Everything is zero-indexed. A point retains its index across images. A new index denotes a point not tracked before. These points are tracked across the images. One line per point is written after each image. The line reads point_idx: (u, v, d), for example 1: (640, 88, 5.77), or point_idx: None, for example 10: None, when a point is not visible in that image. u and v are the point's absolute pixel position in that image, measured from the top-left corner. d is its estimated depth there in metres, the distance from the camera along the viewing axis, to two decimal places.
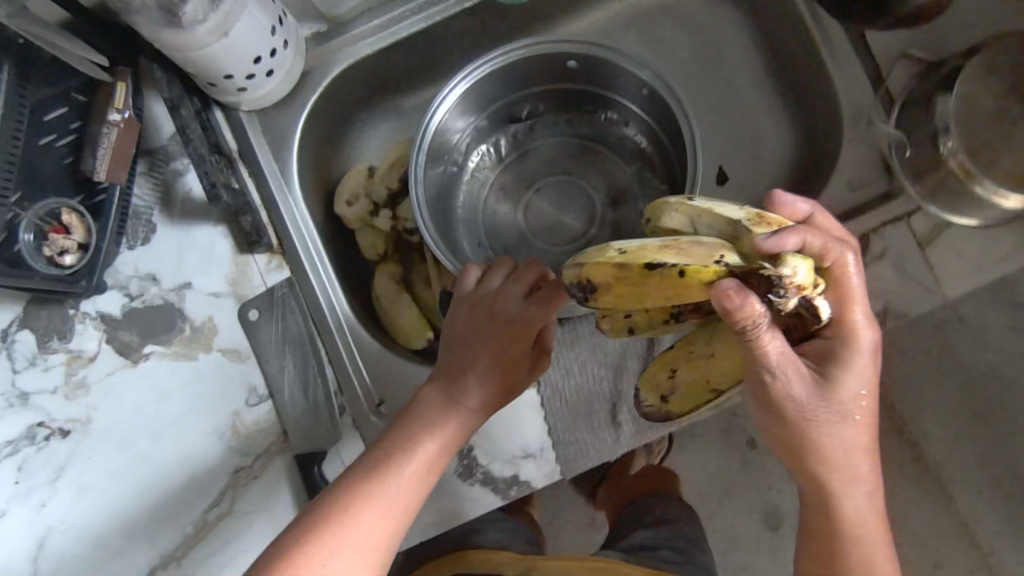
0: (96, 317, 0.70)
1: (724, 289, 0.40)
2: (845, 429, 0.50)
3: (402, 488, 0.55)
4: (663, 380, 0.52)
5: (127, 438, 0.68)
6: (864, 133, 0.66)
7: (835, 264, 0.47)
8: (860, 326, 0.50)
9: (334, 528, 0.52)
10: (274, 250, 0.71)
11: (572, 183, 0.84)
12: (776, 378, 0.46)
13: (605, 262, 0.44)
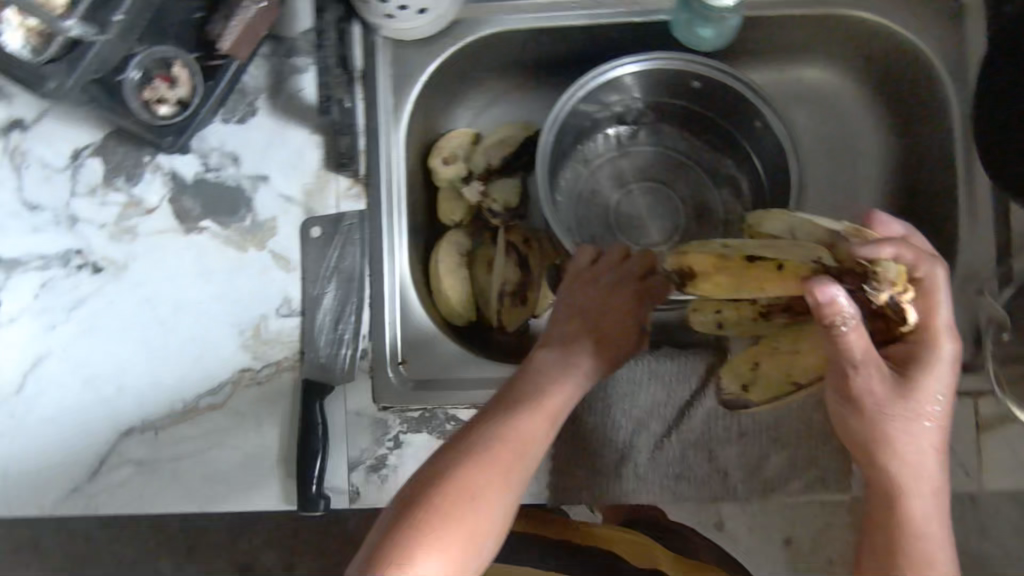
0: (166, 172, 0.70)
1: (822, 288, 0.46)
2: (917, 432, 0.52)
3: (527, 444, 0.54)
4: (744, 372, 0.58)
5: (152, 297, 0.70)
6: (967, 298, 0.66)
7: (925, 277, 0.52)
8: (944, 333, 0.53)
9: (475, 481, 0.50)
10: (356, 179, 0.68)
11: (674, 195, 0.82)
12: (859, 371, 0.50)
13: (706, 252, 0.53)
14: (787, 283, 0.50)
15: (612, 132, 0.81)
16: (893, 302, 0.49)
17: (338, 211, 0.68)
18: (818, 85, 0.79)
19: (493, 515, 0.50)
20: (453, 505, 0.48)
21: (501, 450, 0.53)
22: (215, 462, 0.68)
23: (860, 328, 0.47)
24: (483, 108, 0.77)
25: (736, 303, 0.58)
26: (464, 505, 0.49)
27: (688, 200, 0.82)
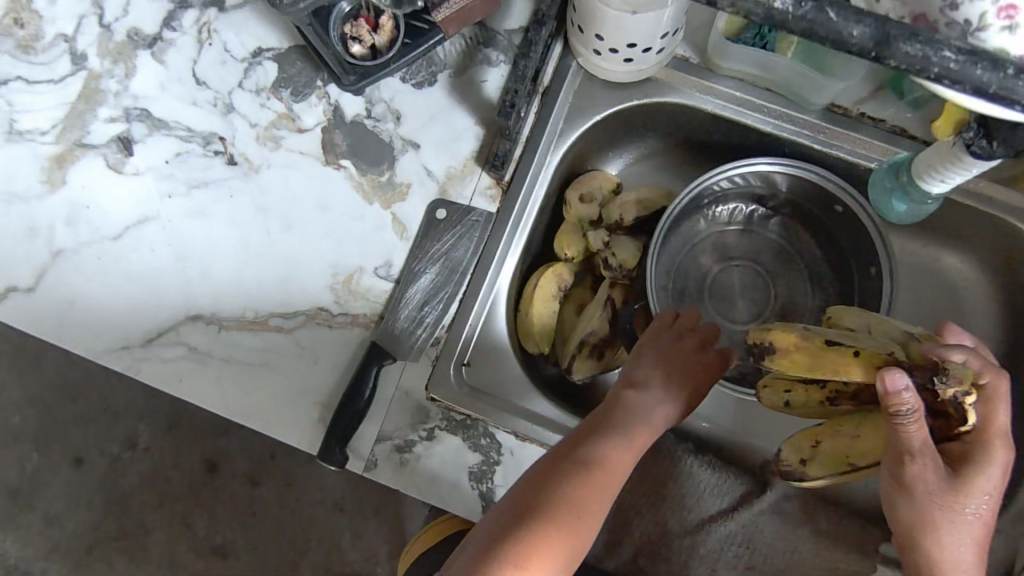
0: (331, 103, 0.72)
1: (891, 375, 0.48)
2: (959, 528, 0.53)
3: (611, 482, 0.57)
4: (805, 447, 0.60)
5: (269, 207, 0.72)
6: (1011, 534, 0.65)
7: (990, 384, 0.54)
8: (1000, 438, 0.54)
9: (568, 516, 0.54)
10: (497, 182, 0.70)
11: (774, 290, 0.80)
12: (915, 459, 0.51)
13: (790, 330, 0.55)
14: (861, 369, 0.52)
15: (744, 206, 0.80)
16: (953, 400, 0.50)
17: (469, 203, 0.70)
18: (950, 275, 0.77)
19: (581, 547, 0.54)
20: (552, 539, 0.52)
21: (590, 488, 0.55)
22: (260, 379, 0.70)
23: (921, 422, 0.49)
24: (634, 161, 0.80)
25: (805, 384, 0.60)
26: (559, 539, 0.52)
27: (781, 300, 0.80)
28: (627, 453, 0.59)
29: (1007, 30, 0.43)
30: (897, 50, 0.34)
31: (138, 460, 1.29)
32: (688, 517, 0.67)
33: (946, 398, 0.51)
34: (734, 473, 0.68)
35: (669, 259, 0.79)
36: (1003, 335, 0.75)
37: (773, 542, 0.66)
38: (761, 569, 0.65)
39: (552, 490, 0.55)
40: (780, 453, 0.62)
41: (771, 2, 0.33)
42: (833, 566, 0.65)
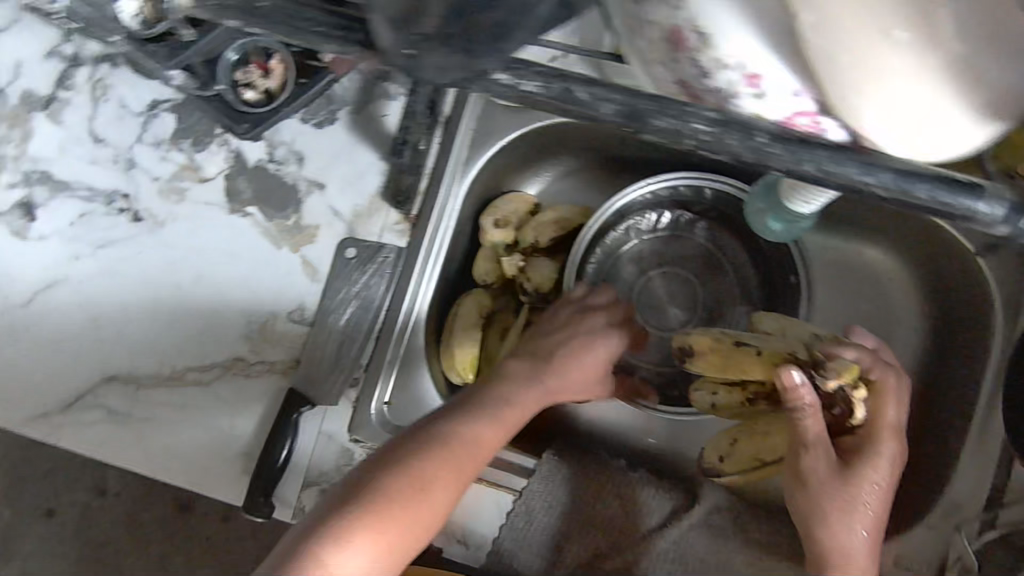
0: (232, 150, 0.71)
1: (787, 372, 0.55)
2: (852, 519, 0.55)
3: (477, 451, 0.57)
4: (726, 445, 0.67)
5: (179, 261, 0.71)
6: (945, 530, 0.65)
7: (879, 381, 0.59)
8: (889, 430, 0.58)
9: (422, 480, 0.53)
10: (405, 218, 0.69)
11: (702, 294, 0.79)
12: (809, 450, 0.56)
13: (706, 335, 0.62)
14: (763, 368, 0.59)
15: (665, 214, 0.78)
16: (843, 392, 0.57)
17: (379, 240, 0.69)
18: (874, 266, 0.77)
19: (435, 515, 0.54)
20: (400, 504, 0.52)
21: (451, 454, 0.55)
22: (184, 436, 0.70)
23: (817, 414, 0.55)
24: (553, 180, 0.78)
25: (729, 386, 0.67)
26: (409, 504, 0.52)
27: (711, 304, 0.78)
28: (496, 424, 0.59)
29: (756, 97, 0.40)
30: (655, 126, 0.35)
31: (94, 511, 1.26)
32: (635, 530, 0.68)
33: (835, 391, 0.58)
34: (664, 490, 0.69)
35: (593, 273, 0.78)
36: (930, 324, 0.74)
37: (706, 557, 0.65)
38: None
39: (409, 453, 0.54)
40: (706, 453, 0.70)
41: (516, 84, 0.35)
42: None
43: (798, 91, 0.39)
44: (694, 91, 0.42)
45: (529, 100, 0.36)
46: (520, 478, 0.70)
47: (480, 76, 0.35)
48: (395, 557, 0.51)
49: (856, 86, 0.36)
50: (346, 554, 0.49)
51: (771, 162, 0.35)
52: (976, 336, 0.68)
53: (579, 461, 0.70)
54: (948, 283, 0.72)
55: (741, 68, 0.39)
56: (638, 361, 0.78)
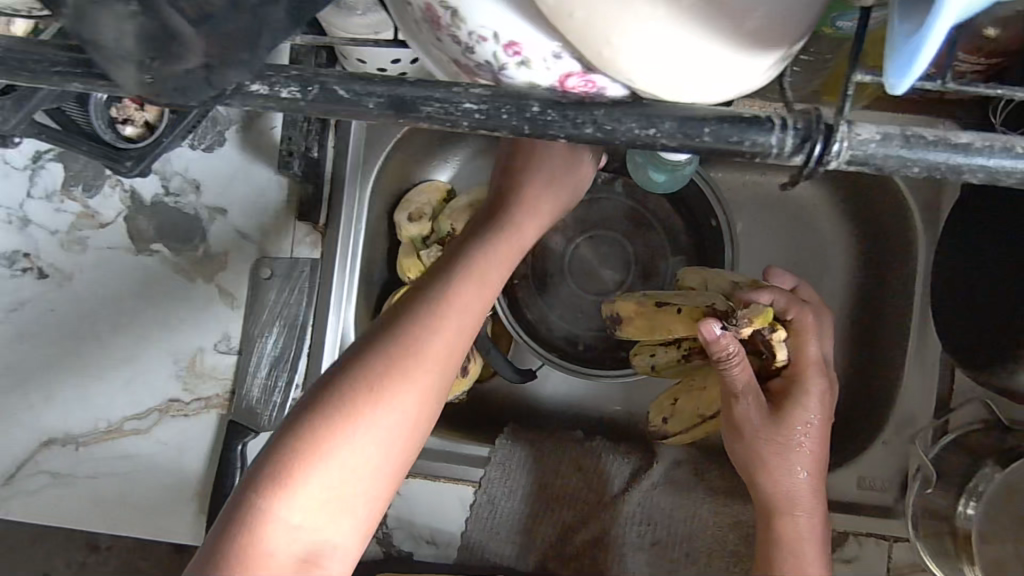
0: (127, 189, 0.69)
1: (706, 325, 0.52)
2: (791, 462, 0.56)
3: (439, 338, 0.50)
4: (666, 406, 0.65)
5: (96, 311, 0.69)
6: (900, 442, 0.66)
7: (796, 319, 0.58)
8: (812, 366, 0.57)
9: (371, 389, 0.48)
10: (315, 228, 0.68)
11: (631, 251, 0.78)
12: (739, 398, 0.55)
13: (628, 299, 0.61)
14: (685, 326, 0.58)
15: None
16: (762, 336, 0.56)
17: (292, 255, 0.68)
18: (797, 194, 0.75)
19: (398, 421, 0.49)
20: (348, 422, 0.47)
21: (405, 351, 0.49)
22: (132, 487, 0.68)
23: (743, 361, 0.53)
24: (463, 162, 0.77)
25: (663, 346, 0.63)
26: (360, 418, 0.48)
27: (642, 260, 0.78)
28: (471, 289, 0.52)
29: (523, 64, 0.35)
30: (421, 113, 0.29)
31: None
32: (606, 493, 0.67)
33: (755, 336, 0.57)
34: (623, 454, 0.69)
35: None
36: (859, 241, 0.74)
37: (672, 512, 0.66)
38: (666, 541, 0.65)
39: (356, 363, 0.49)
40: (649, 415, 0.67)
41: (277, 92, 0.29)
42: (734, 521, 0.65)
43: (557, 50, 0.34)
44: (467, 69, 0.37)
45: (287, 109, 0.30)
46: (474, 468, 0.68)
47: (229, 90, 0.29)
48: (357, 481, 0.48)
49: (601, 25, 0.30)
50: (292, 492, 0.46)
51: (550, 132, 0.28)
52: (902, 250, 0.68)
53: (535, 440, 0.69)
54: (869, 200, 0.71)
55: (495, 35, 0.34)
56: (580, 329, 0.77)
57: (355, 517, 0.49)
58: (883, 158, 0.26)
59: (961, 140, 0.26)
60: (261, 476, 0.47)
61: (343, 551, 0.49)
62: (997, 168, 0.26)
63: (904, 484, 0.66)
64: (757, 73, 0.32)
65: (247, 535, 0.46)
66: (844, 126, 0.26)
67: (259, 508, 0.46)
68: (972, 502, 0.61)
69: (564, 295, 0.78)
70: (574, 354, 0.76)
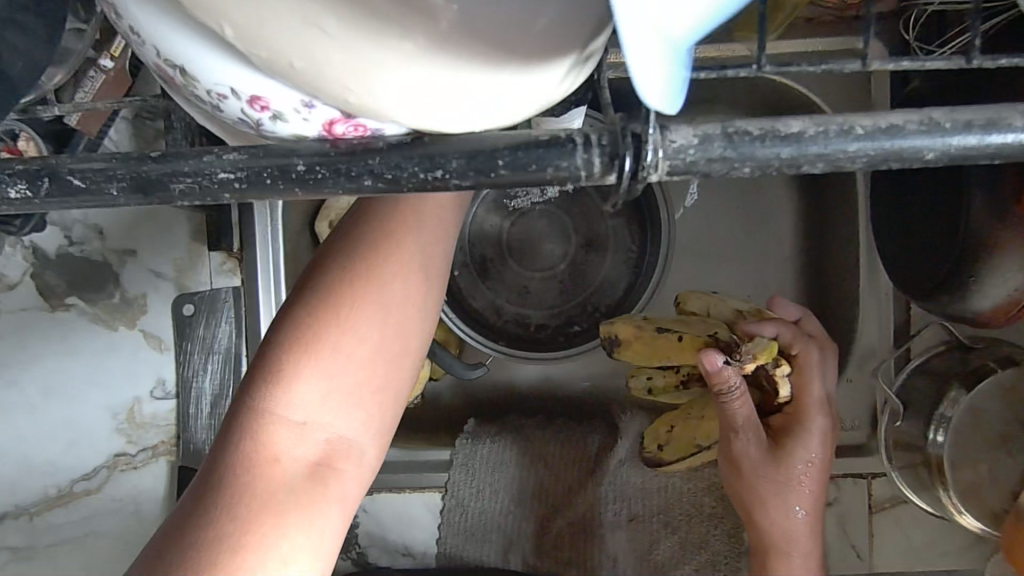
0: (27, 246, 0.64)
1: (709, 356, 0.50)
2: (789, 502, 0.55)
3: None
4: (661, 434, 0.62)
5: (17, 379, 0.64)
6: (864, 377, 0.64)
7: (803, 353, 0.55)
8: (818, 404, 0.55)
9: (382, 253, 0.38)
10: (231, 255, 0.65)
11: (569, 220, 0.75)
12: (738, 435, 0.53)
13: (629, 321, 0.59)
14: (684, 352, 0.56)
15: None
16: (764, 370, 0.55)
17: (211, 287, 0.65)
18: None
19: (421, 285, 0.39)
20: (363, 292, 0.37)
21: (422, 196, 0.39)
22: (94, 550, 0.66)
23: (744, 396, 0.52)
24: None
25: (661, 369, 0.61)
26: (374, 290, 0.38)
27: (581, 228, 0.75)
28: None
29: (280, 118, 0.24)
30: (173, 193, 0.23)
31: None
32: (580, 464, 0.66)
33: (759, 370, 0.55)
34: (589, 430, 0.68)
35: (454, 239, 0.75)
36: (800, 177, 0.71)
37: (644, 485, 0.64)
38: (644, 515, 0.64)
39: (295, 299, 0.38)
40: (642, 441, 0.63)
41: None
42: (709, 483, 0.64)
43: (305, 99, 0.23)
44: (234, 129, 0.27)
45: (21, 207, 0.24)
46: (438, 473, 0.66)
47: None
48: (378, 362, 0.38)
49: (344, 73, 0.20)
50: (298, 387, 0.37)
51: (325, 189, 0.23)
52: (842, 178, 0.65)
53: (500, 436, 0.67)
54: None
55: (234, 91, 0.24)
56: (530, 309, 0.75)
57: (375, 414, 0.39)
58: (708, 164, 0.22)
59: (792, 129, 0.22)
60: (255, 376, 0.37)
61: (362, 456, 0.39)
62: (837, 154, 0.22)
63: (874, 418, 0.64)
64: (552, 87, 0.23)
65: (248, 444, 0.36)
66: (654, 129, 0.21)
67: (259, 412, 0.36)
68: (941, 431, 0.59)
69: (507, 276, 0.75)
70: (527, 337, 0.74)
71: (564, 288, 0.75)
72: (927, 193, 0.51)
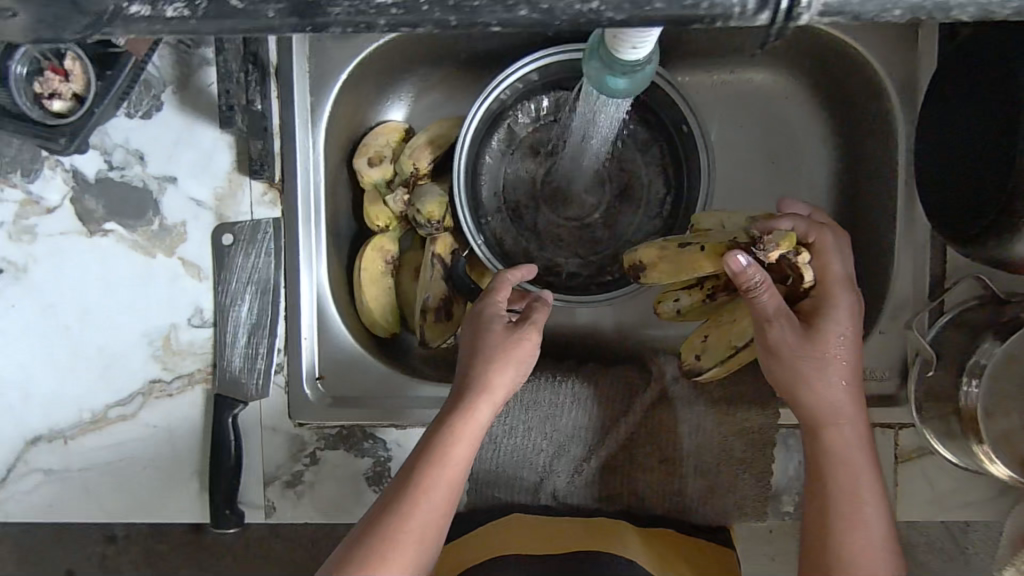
0: (68, 170, 0.64)
1: (733, 257, 0.53)
2: (830, 373, 0.56)
3: (441, 488, 0.53)
4: (696, 345, 0.64)
5: (57, 302, 0.65)
6: (898, 329, 0.64)
7: (818, 241, 0.57)
8: (839, 285, 0.56)
9: (396, 530, 0.51)
10: (271, 185, 0.65)
11: (604, 169, 0.74)
12: (773, 325, 0.55)
13: (650, 245, 0.62)
14: (709, 260, 0.58)
15: (543, 98, 0.73)
16: (787, 260, 0.56)
17: (251, 216, 0.65)
18: (766, 90, 0.72)
19: (425, 548, 0.52)
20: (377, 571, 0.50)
21: (412, 511, 0.52)
22: (128, 474, 0.66)
23: (770, 288, 0.54)
24: (413, 98, 0.73)
25: (686, 288, 0.64)
26: (394, 550, 0.51)
27: (615, 178, 0.74)
28: (485, 406, 0.56)
29: None
30: (331, 15, 0.32)
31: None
32: (616, 401, 0.66)
33: (780, 261, 0.56)
34: (622, 371, 0.68)
35: (489, 185, 0.74)
36: (838, 130, 0.70)
37: (675, 428, 0.65)
38: (674, 457, 0.65)
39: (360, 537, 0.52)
40: (681, 357, 0.65)
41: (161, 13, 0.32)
42: (739, 428, 0.65)
43: None
44: None
45: (175, 24, 0.32)
46: None
47: (108, 14, 0.32)
48: None
49: None
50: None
51: (481, 16, 0.31)
52: (882, 129, 0.65)
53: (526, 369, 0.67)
54: (841, 86, 0.68)
55: None
56: (562, 258, 0.74)
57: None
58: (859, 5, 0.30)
59: None
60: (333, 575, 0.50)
61: None
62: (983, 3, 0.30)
63: (906, 369, 0.64)
64: None
65: None
66: None
67: None
68: (974, 380, 0.59)
69: (542, 223, 0.75)
70: (557, 283, 0.74)
71: (596, 237, 0.75)
72: (984, 135, 0.52)
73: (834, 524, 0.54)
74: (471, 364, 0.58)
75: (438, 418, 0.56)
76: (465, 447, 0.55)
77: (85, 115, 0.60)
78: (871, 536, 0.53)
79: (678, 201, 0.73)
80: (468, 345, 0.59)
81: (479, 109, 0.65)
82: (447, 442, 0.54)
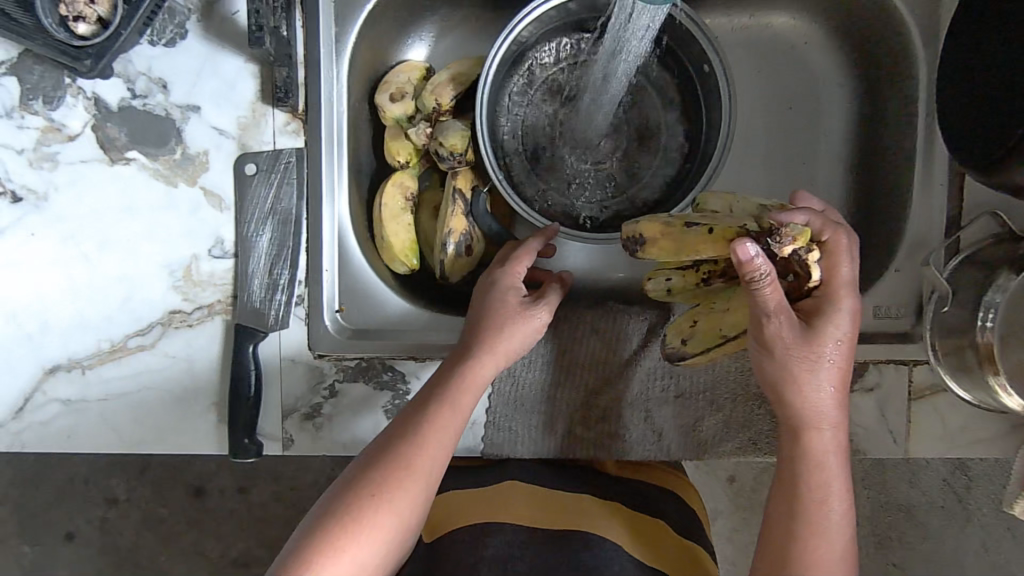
0: (89, 97, 0.64)
1: (742, 245, 0.47)
2: (819, 377, 0.52)
3: (446, 430, 0.54)
4: (685, 327, 0.61)
5: (77, 232, 0.65)
6: (913, 267, 0.65)
7: (831, 241, 0.53)
8: (845, 283, 0.52)
9: (407, 464, 0.52)
10: (294, 115, 0.65)
11: (622, 113, 0.75)
12: (770, 320, 0.50)
13: (655, 220, 0.58)
14: (714, 245, 0.54)
15: (564, 41, 0.73)
16: (798, 257, 0.52)
17: (274, 146, 0.65)
18: (786, 35, 0.73)
19: (431, 484, 0.53)
20: (379, 506, 0.50)
21: (415, 450, 0.53)
22: (144, 406, 0.66)
23: (776, 282, 0.48)
24: (435, 39, 0.73)
25: (680, 270, 0.61)
26: (407, 483, 0.52)
27: (633, 123, 0.75)
28: (488, 363, 0.56)
29: None
30: None
31: (82, 549, 1.07)
32: (625, 349, 0.67)
33: (790, 258, 0.52)
34: (638, 313, 0.68)
35: (508, 126, 0.74)
36: (856, 74, 0.71)
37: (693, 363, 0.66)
38: (690, 393, 0.66)
39: (363, 473, 0.52)
40: (667, 339, 0.63)
41: None
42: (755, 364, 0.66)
43: None
44: None
45: None
46: None
47: None
48: None
49: None
50: (341, 556, 0.49)
51: None
52: (901, 68, 0.66)
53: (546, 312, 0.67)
54: (860, 28, 0.68)
55: None
56: (580, 201, 0.74)
57: (395, 549, 0.52)
58: None
59: None
60: (339, 514, 0.50)
61: None
62: None
63: (920, 308, 0.65)
64: None
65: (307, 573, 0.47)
66: None
67: (318, 550, 0.48)
68: (989, 316, 0.59)
69: (560, 166, 0.75)
70: (574, 224, 0.73)
71: (614, 181, 0.75)
72: (1002, 59, 0.53)
73: (790, 537, 0.53)
74: (479, 323, 0.57)
75: (448, 364, 0.57)
76: (469, 395, 0.56)
77: (110, 37, 0.61)
78: (830, 546, 0.53)
79: (696, 143, 0.73)
80: (474, 306, 0.59)
81: (503, 41, 0.65)
82: (454, 392, 0.55)
